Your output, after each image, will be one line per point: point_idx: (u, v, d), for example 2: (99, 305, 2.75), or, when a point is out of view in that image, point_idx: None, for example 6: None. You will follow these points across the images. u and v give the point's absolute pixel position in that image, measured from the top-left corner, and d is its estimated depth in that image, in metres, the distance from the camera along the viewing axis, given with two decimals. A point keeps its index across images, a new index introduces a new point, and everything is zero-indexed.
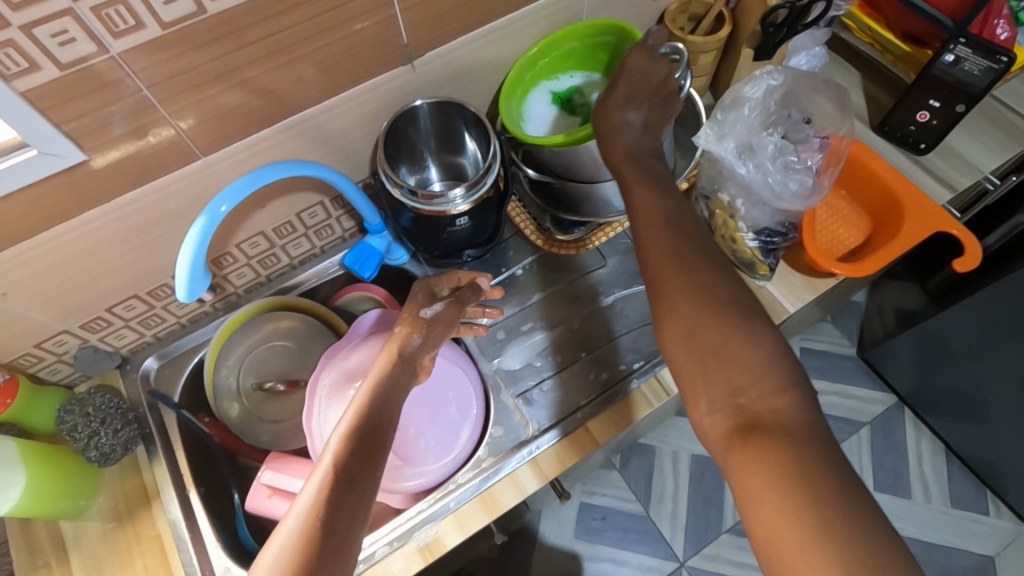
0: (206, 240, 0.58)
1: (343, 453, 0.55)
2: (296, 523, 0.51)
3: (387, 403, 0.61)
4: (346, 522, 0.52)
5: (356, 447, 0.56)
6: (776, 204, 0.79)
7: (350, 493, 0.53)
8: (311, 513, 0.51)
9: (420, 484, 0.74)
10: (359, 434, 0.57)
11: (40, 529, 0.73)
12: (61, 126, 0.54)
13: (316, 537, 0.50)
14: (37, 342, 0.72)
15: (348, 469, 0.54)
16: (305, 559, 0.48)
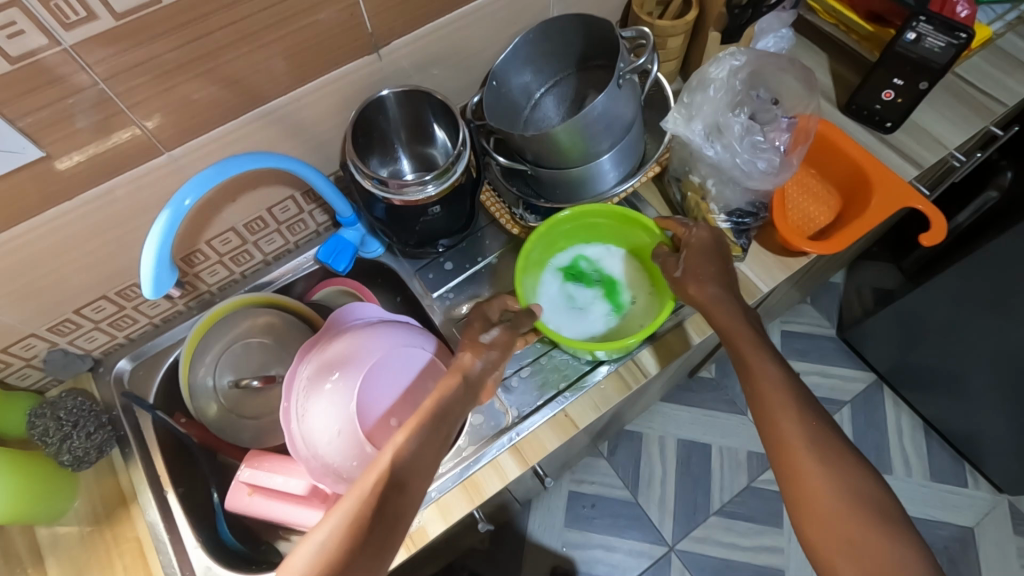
0: (170, 234, 0.57)
1: (399, 457, 0.58)
2: (344, 513, 0.55)
3: (450, 418, 0.63)
4: (385, 521, 0.55)
5: (412, 455, 0.59)
6: (746, 183, 0.79)
7: (396, 495, 0.56)
8: (360, 504, 0.55)
9: None
10: (414, 445, 0.59)
11: (16, 536, 0.72)
12: (16, 122, 0.53)
13: (357, 530, 0.53)
14: (5, 346, 0.71)
15: (403, 476, 0.57)
16: (347, 547, 0.53)
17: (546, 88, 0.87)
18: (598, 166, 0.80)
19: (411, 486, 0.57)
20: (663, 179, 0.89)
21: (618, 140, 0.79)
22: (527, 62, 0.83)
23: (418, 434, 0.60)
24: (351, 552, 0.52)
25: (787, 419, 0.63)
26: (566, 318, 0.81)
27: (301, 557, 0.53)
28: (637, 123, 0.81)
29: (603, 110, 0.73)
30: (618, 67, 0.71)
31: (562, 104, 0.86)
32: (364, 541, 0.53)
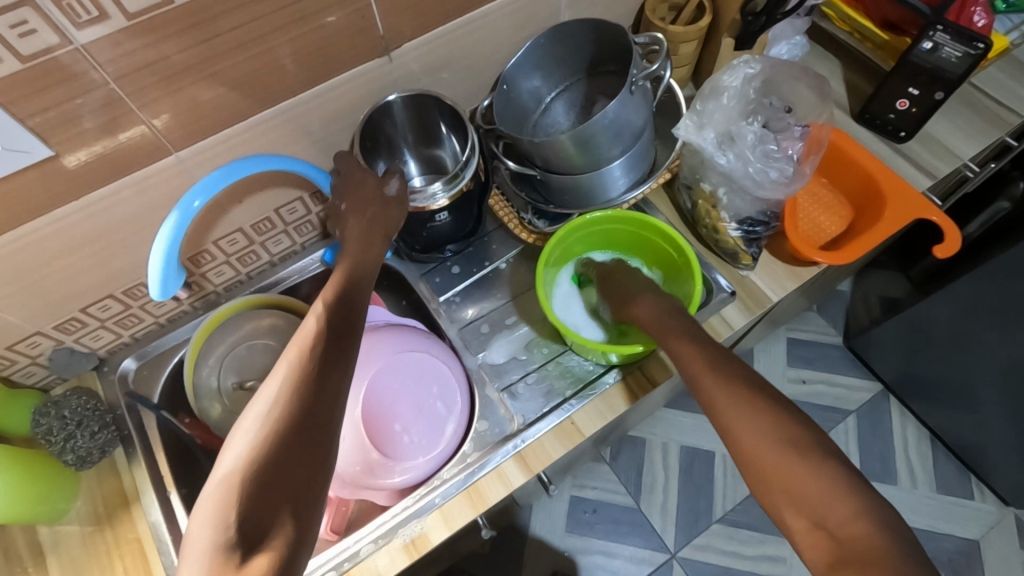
0: (179, 235, 0.57)
1: (300, 365, 0.52)
2: (265, 406, 0.50)
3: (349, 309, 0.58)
4: (326, 397, 0.51)
5: (314, 359, 0.53)
6: (757, 192, 0.78)
7: (329, 372, 0.52)
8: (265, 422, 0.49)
9: (405, 480, 0.74)
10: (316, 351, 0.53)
11: (17, 535, 0.72)
12: (25, 121, 0.53)
13: (287, 414, 0.49)
14: (10, 344, 0.71)
15: (311, 386, 0.52)
16: (261, 462, 0.46)
17: (556, 92, 0.86)
18: (608, 172, 0.79)
19: (341, 347, 0.54)
20: (673, 186, 0.88)
21: (629, 146, 0.78)
22: (537, 66, 0.82)
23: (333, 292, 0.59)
24: (264, 466, 0.46)
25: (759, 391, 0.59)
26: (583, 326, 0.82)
27: (228, 459, 0.48)
28: (648, 129, 0.80)
29: (615, 115, 0.72)
30: (630, 74, 0.70)
31: (572, 110, 0.85)
32: (301, 416, 0.49)
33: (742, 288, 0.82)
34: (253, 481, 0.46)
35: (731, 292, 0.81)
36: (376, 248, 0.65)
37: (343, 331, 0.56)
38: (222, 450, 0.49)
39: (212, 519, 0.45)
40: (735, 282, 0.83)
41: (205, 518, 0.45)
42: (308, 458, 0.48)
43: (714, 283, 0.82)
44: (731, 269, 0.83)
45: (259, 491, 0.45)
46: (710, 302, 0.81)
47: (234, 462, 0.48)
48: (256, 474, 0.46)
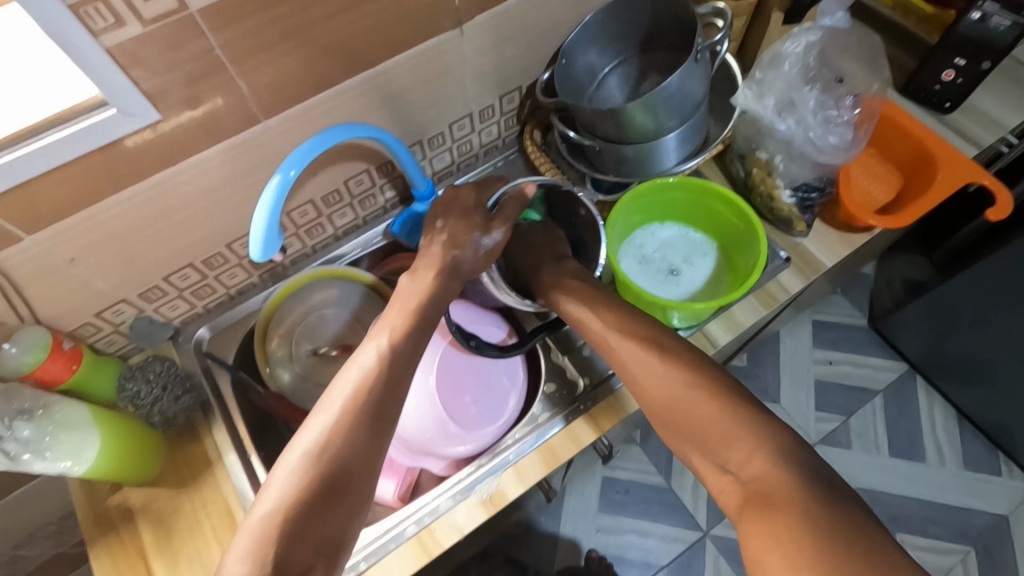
0: (279, 201, 0.59)
1: (382, 359, 0.60)
2: (313, 442, 0.56)
3: (424, 310, 0.66)
4: (370, 452, 0.56)
5: (395, 356, 0.61)
6: (816, 158, 0.81)
7: (395, 379, 0.60)
8: (347, 404, 0.57)
9: (466, 450, 0.76)
10: (395, 351, 0.61)
11: (106, 494, 0.74)
12: (139, 85, 0.55)
13: (328, 464, 0.54)
14: (98, 311, 0.73)
15: (393, 375, 0.60)
16: (340, 441, 0.55)
17: (611, 66, 0.88)
18: (663, 144, 0.80)
19: (390, 399, 0.59)
20: (725, 157, 0.90)
21: (687, 117, 0.79)
22: (596, 41, 0.84)
23: (394, 334, 0.63)
24: (343, 446, 0.55)
25: None
26: (648, 284, 0.84)
27: (299, 446, 0.56)
28: (705, 102, 0.81)
29: (680, 85, 0.73)
30: (695, 43, 0.72)
31: (628, 83, 0.87)
32: (342, 468, 0.54)
33: (795, 254, 0.85)
34: (292, 523, 0.51)
35: (786, 259, 0.84)
36: (449, 288, 0.69)
37: (396, 384, 0.60)
38: (268, 474, 0.55)
39: (292, 480, 0.53)
40: (790, 250, 0.85)
41: (243, 544, 0.51)
42: (341, 510, 0.53)
43: (770, 250, 0.85)
44: (785, 237, 0.86)
45: (297, 535, 0.51)
46: (767, 269, 0.84)
47: (282, 489, 0.53)
48: (297, 517, 0.51)
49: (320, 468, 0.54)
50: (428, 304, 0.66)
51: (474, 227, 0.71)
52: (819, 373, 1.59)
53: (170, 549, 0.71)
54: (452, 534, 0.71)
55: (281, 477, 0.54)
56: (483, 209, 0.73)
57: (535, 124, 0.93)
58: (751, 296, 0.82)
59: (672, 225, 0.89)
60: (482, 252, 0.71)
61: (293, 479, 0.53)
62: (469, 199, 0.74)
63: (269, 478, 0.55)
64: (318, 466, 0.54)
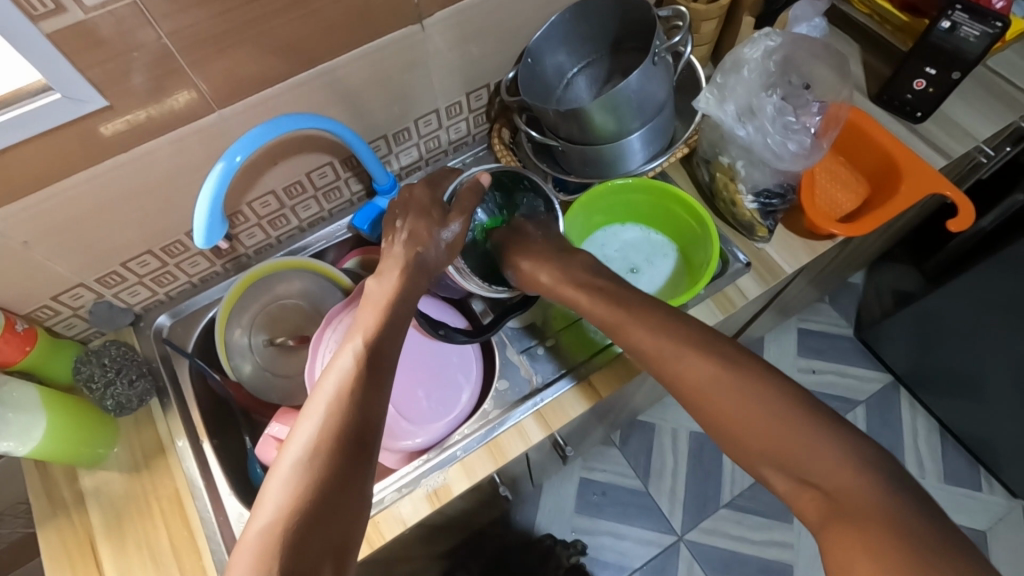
0: (221, 188, 0.60)
1: (359, 360, 0.62)
2: (304, 450, 0.55)
3: (398, 313, 0.67)
4: (360, 448, 0.56)
5: (372, 356, 0.63)
6: (775, 164, 0.80)
7: (375, 378, 0.61)
8: (332, 409, 0.58)
9: (414, 445, 0.76)
10: (371, 351, 0.63)
11: (59, 479, 0.75)
12: (84, 72, 0.56)
13: (323, 467, 0.54)
14: (54, 294, 0.74)
15: (371, 372, 0.61)
16: (331, 444, 0.55)
17: (579, 68, 0.88)
18: (627, 144, 0.80)
19: (375, 393, 0.60)
20: (691, 160, 0.90)
21: (650, 118, 0.79)
22: (562, 41, 0.84)
23: (367, 334, 0.64)
24: (334, 447, 0.55)
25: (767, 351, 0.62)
26: None
27: (289, 457, 0.55)
28: (669, 103, 0.81)
29: (638, 86, 0.73)
30: (653, 45, 0.72)
31: (595, 85, 0.87)
32: (339, 469, 0.54)
33: (756, 260, 0.84)
34: (295, 528, 0.50)
35: (747, 263, 0.83)
36: (415, 288, 0.70)
37: (378, 378, 0.61)
38: (261, 488, 0.54)
39: (288, 490, 0.53)
40: (752, 255, 0.85)
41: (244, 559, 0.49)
42: (345, 512, 0.53)
43: (731, 255, 0.85)
44: (747, 241, 0.86)
45: (303, 539, 0.50)
46: (726, 273, 0.83)
47: (277, 502, 0.53)
48: (300, 520, 0.51)
49: (314, 473, 0.54)
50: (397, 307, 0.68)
51: (432, 224, 0.73)
52: (800, 381, 1.59)
53: (119, 534, 0.72)
54: (395, 526, 0.71)
55: (275, 490, 0.53)
56: (435, 202, 0.75)
57: (504, 122, 0.93)
58: (709, 300, 0.82)
59: (632, 225, 0.89)
60: (443, 247, 0.73)
61: (290, 489, 0.53)
62: (424, 197, 0.75)
63: (261, 494, 0.54)
64: (312, 472, 0.54)
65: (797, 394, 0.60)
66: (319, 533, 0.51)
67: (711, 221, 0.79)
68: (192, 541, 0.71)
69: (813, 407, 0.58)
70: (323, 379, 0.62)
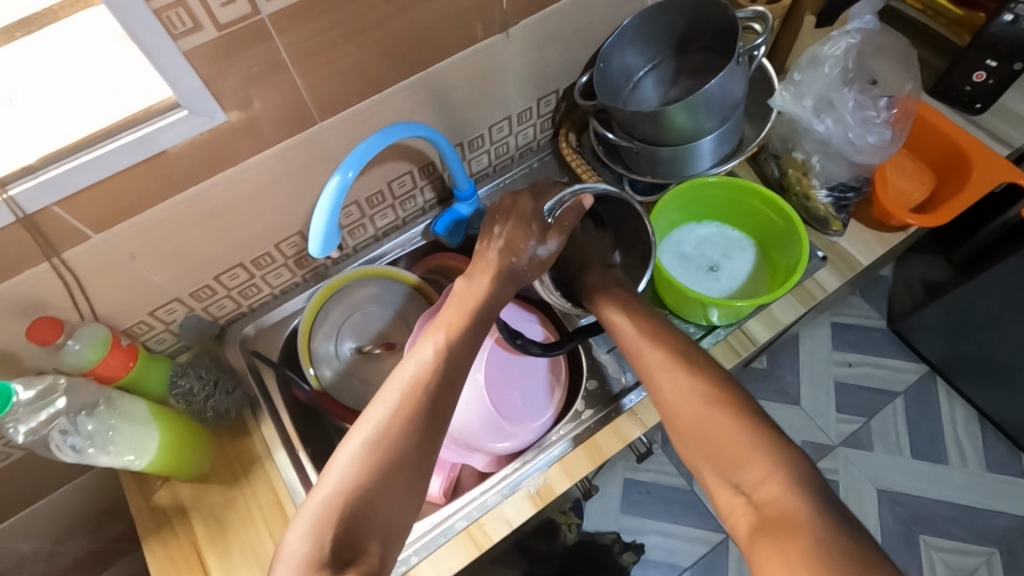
0: (338, 201, 0.61)
1: (439, 361, 0.61)
2: (373, 433, 0.57)
3: (482, 315, 0.66)
4: (425, 447, 0.57)
5: (453, 358, 0.62)
6: (853, 158, 0.82)
7: (452, 380, 0.61)
8: (407, 400, 0.58)
9: (511, 446, 0.77)
10: (453, 353, 0.62)
11: (160, 490, 0.76)
12: (209, 87, 0.57)
13: (388, 455, 0.55)
14: (151, 309, 0.74)
15: (449, 375, 0.61)
16: (399, 436, 0.56)
17: (647, 69, 0.89)
18: (697, 148, 0.81)
19: (446, 396, 0.60)
20: (758, 159, 0.91)
21: (721, 123, 0.80)
22: (632, 43, 0.85)
23: (449, 334, 0.64)
24: (401, 440, 0.56)
25: None
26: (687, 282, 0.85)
27: (358, 437, 0.57)
28: (740, 107, 0.82)
29: (720, 88, 0.75)
30: (737, 46, 0.74)
31: (663, 85, 0.88)
32: (401, 462, 0.55)
33: (832, 253, 0.86)
34: (354, 507, 0.53)
35: (824, 257, 0.85)
36: (502, 294, 0.69)
37: (454, 381, 0.61)
38: (330, 460, 0.57)
39: (351, 469, 0.55)
40: (826, 248, 0.86)
41: (302, 526, 0.53)
42: (399, 503, 0.55)
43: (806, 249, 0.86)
44: (821, 236, 0.87)
45: (357, 521, 0.52)
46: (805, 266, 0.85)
47: (340, 478, 0.55)
48: (358, 502, 0.53)
49: (379, 460, 0.55)
50: (481, 309, 0.67)
51: (529, 235, 0.70)
52: (838, 374, 1.60)
53: (224, 544, 0.73)
54: (500, 528, 0.72)
55: (340, 464, 0.56)
56: (534, 215, 0.72)
57: (570, 126, 0.94)
58: (788, 294, 0.84)
59: (708, 224, 0.90)
60: (537, 259, 0.71)
61: (352, 468, 0.55)
62: (527, 208, 0.72)
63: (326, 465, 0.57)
64: (377, 457, 0.55)
65: None
66: (371, 517, 0.53)
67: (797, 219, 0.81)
68: None
69: None
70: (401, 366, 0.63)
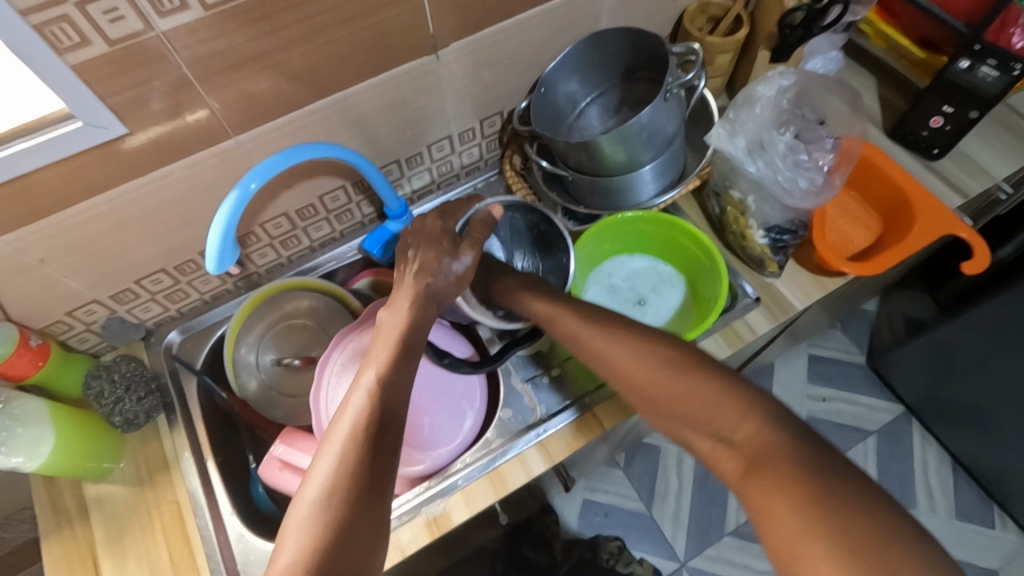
0: (233, 218, 0.61)
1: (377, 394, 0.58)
2: (323, 483, 0.52)
3: (415, 343, 0.64)
4: (377, 484, 0.53)
5: (389, 388, 0.59)
6: (786, 200, 0.80)
7: (394, 410, 0.58)
8: (353, 443, 0.54)
9: (417, 471, 0.76)
10: (387, 381, 0.59)
11: (65, 491, 0.76)
12: (105, 100, 0.57)
13: (344, 500, 0.51)
14: (68, 309, 0.75)
15: (390, 405, 0.58)
16: (352, 479, 0.52)
17: (591, 97, 0.87)
18: (639, 176, 0.80)
19: (391, 425, 0.57)
20: (703, 192, 0.90)
21: (661, 150, 0.79)
22: (575, 71, 0.84)
23: (382, 367, 0.61)
24: (354, 480, 0.52)
25: None
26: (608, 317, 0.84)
27: (309, 492, 0.52)
28: (681, 134, 0.81)
29: (648, 121, 0.73)
30: (665, 81, 0.72)
31: (608, 115, 0.87)
32: (358, 502, 0.51)
33: (766, 295, 0.84)
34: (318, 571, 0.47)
35: (756, 298, 0.83)
36: (427, 320, 0.67)
37: (395, 412, 0.58)
38: (280, 531, 0.51)
39: (306, 532, 0.49)
40: (761, 289, 0.84)
41: None
42: (365, 546, 0.50)
43: (740, 289, 0.84)
44: (757, 275, 0.85)
45: None
46: (734, 307, 0.83)
47: (295, 547, 0.49)
48: (322, 563, 0.47)
49: (335, 509, 0.50)
50: (410, 337, 0.64)
51: (442, 254, 0.69)
52: (810, 409, 1.56)
53: (120, 550, 0.73)
54: (394, 554, 0.71)
55: (294, 532, 0.50)
56: (446, 234, 0.72)
57: (515, 148, 0.92)
58: (716, 335, 0.82)
59: (638, 255, 0.89)
60: (453, 276, 0.69)
61: (307, 530, 0.49)
62: (435, 227, 0.72)
63: (278, 538, 0.51)
64: (333, 509, 0.50)
65: None
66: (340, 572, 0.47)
67: (719, 258, 0.80)
68: (191, 559, 0.72)
69: None
70: (337, 414, 0.58)
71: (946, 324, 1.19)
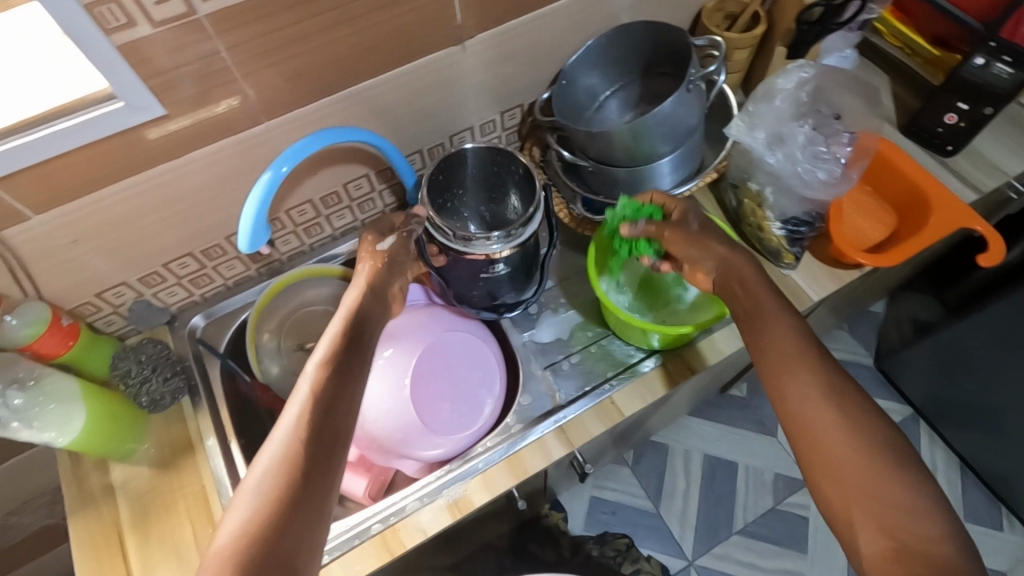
0: (267, 198, 0.62)
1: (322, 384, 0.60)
2: (265, 473, 0.56)
3: (363, 331, 0.66)
4: (316, 469, 0.56)
5: (335, 377, 0.61)
6: (804, 193, 0.82)
7: (338, 401, 0.60)
8: (294, 432, 0.57)
9: (436, 455, 0.78)
10: (333, 372, 0.62)
11: (91, 470, 0.77)
12: (145, 81, 0.58)
13: (284, 487, 0.54)
14: (97, 291, 0.76)
15: (332, 394, 0.60)
16: (292, 467, 0.55)
17: (611, 90, 0.89)
18: (656, 168, 0.81)
19: (336, 412, 0.60)
20: (719, 185, 0.91)
21: (679, 143, 0.80)
22: (596, 64, 0.85)
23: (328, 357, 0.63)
24: (294, 468, 0.55)
25: (799, 378, 0.62)
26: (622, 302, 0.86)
27: (252, 480, 0.56)
28: (699, 129, 0.82)
29: (669, 113, 0.74)
30: (688, 73, 0.73)
31: (627, 108, 0.88)
32: (298, 486, 0.55)
33: (782, 287, 0.85)
34: (252, 549, 0.51)
35: None
36: (375, 309, 0.69)
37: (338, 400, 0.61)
38: (223, 514, 0.54)
39: (247, 517, 0.53)
40: (778, 281, 0.85)
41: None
42: (305, 525, 0.54)
43: None
44: (773, 267, 0.86)
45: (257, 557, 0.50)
46: None
47: (236, 527, 0.53)
48: (261, 539, 0.51)
49: (276, 495, 0.54)
50: (357, 326, 0.66)
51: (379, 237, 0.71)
52: None
53: (144, 529, 0.74)
54: (415, 535, 0.72)
55: (237, 515, 0.54)
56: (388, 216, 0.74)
57: (534, 141, 0.93)
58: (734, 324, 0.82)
59: None
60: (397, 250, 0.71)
61: (248, 515, 0.53)
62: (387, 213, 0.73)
63: (222, 522, 0.55)
64: (274, 494, 0.54)
65: (829, 423, 0.59)
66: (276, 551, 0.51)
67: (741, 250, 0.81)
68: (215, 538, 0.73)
69: (845, 435, 0.58)
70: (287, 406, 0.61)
71: (958, 324, 1.20)
